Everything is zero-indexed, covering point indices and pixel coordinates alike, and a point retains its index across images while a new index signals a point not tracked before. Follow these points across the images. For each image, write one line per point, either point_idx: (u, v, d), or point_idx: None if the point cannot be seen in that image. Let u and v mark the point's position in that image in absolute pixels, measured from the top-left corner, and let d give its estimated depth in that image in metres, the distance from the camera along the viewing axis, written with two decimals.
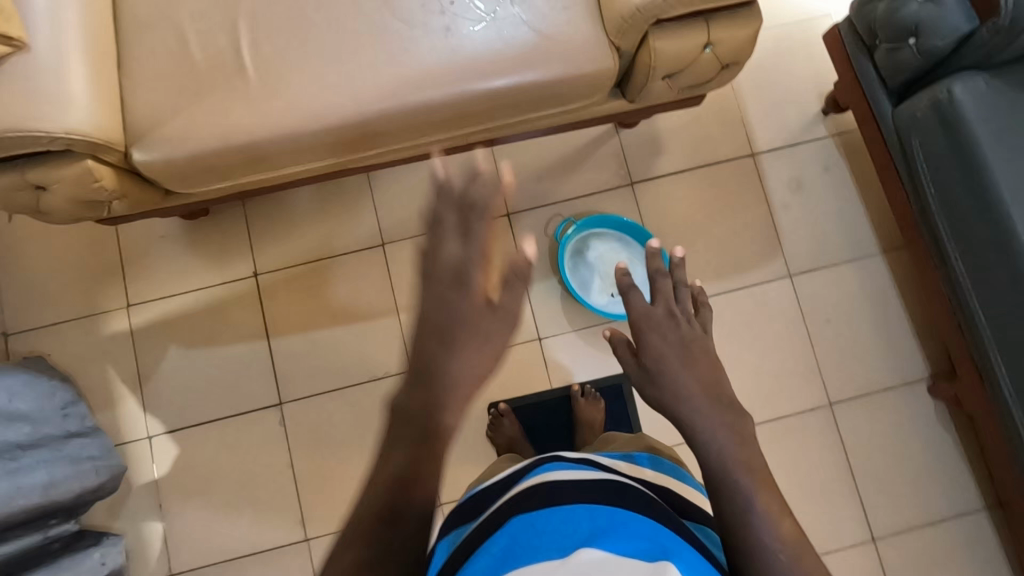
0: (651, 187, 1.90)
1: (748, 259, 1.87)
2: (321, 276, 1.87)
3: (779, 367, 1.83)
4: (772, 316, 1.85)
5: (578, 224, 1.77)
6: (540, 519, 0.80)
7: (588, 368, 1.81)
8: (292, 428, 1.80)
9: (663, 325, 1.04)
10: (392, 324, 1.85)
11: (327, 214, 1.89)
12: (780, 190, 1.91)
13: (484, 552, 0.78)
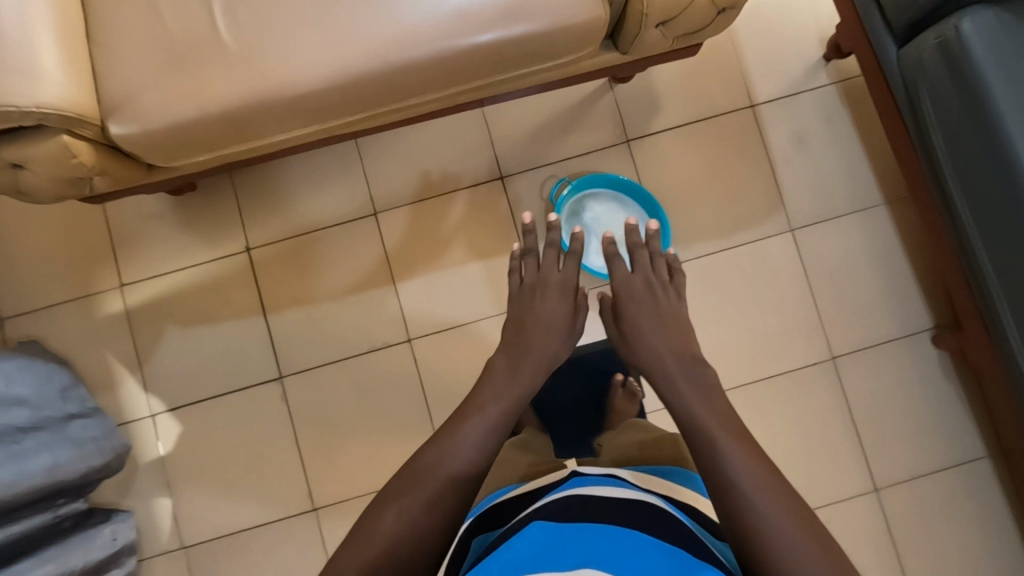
0: (647, 143, 1.85)
1: (748, 215, 1.83)
2: (316, 249, 1.84)
3: (781, 324, 1.81)
4: (773, 272, 1.82)
5: (573, 184, 1.73)
6: (562, 532, 0.90)
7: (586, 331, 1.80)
8: (294, 401, 1.80)
9: (640, 293, 1.39)
10: (389, 294, 1.83)
11: (318, 185, 1.85)
12: (781, 142, 1.86)
13: (511, 548, 0.89)
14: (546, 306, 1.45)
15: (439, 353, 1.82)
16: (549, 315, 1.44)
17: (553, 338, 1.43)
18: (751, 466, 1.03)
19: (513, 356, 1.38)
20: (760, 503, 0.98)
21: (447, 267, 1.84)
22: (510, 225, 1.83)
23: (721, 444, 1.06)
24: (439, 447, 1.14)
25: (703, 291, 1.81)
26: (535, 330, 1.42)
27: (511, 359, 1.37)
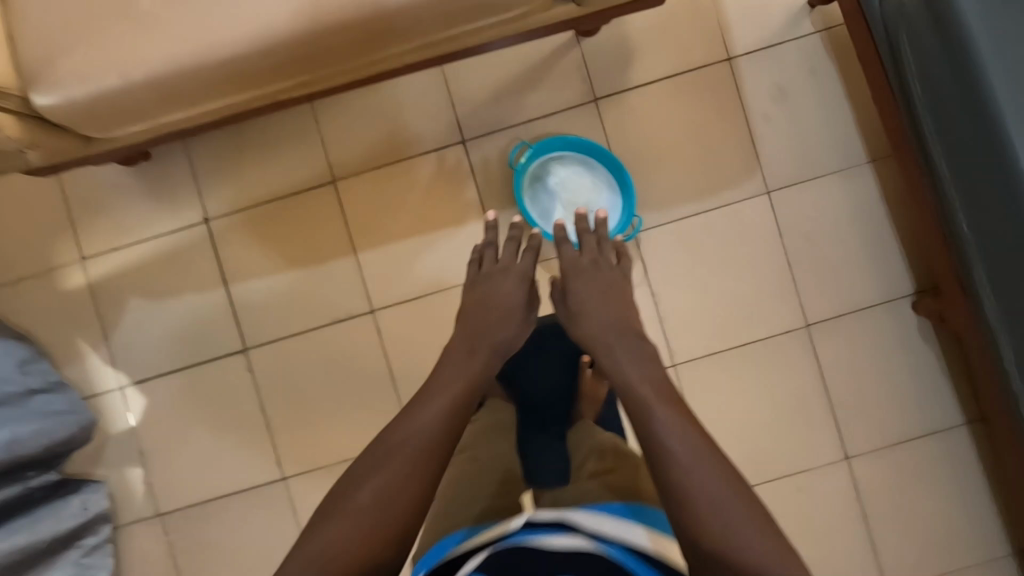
0: (617, 102, 1.75)
1: (723, 177, 1.74)
2: (275, 219, 1.79)
3: (755, 291, 1.75)
4: (748, 237, 1.75)
5: (534, 147, 1.64)
6: None
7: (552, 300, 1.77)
8: (260, 372, 1.80)
9: (587, 271, 1.42)
10: (352, 265, 1.79)
11: (275, 153, 1.79)
12: (760, 98, 1.75)
13: None
14: (502, 291, 1.41)
15: (403, 324, 1.79)
16: (504, 301, 1.40)
17: (511, 323, 1.39)
18: (688, 436, 1.10)
19: (464, 340, 1.34)
20: (696, 468, 1.06)
21: (410, 236, 1.78)
22: (472, 191, 1.77)
23: (660, 414, 1.14)
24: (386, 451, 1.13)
25: (673, 258, 1.75)
26: (489, 316, 1.37)
27: (464, 342, 1.34)
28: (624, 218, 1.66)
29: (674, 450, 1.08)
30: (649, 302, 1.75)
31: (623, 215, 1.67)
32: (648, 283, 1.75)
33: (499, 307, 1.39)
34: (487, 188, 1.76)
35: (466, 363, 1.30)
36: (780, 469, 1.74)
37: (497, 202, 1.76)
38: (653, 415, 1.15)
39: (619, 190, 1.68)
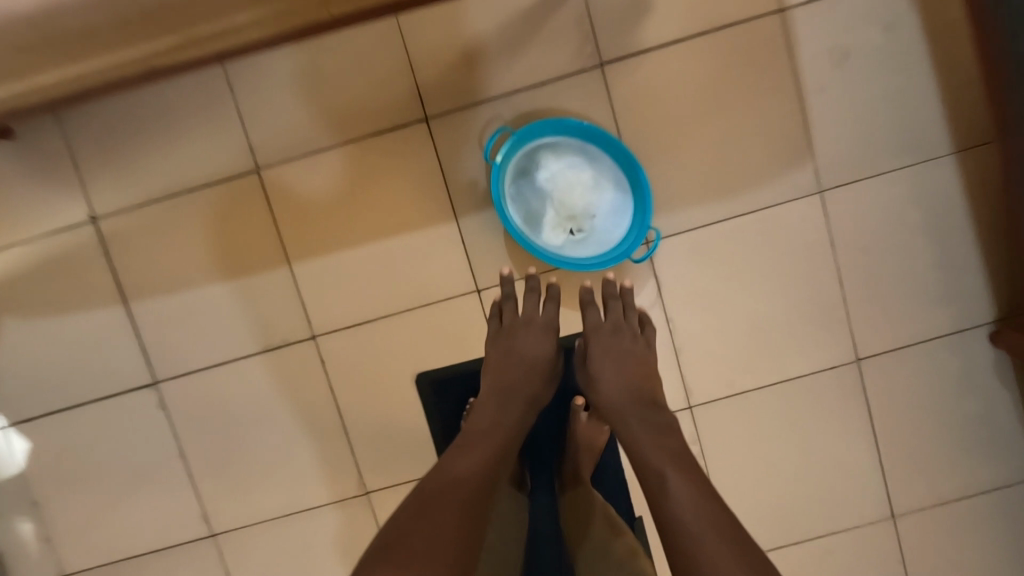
0: (628, 70, 1.32)
1: (763, 170, 1.35)
2: (184, 218, 1.39)
3: (794, 316, 1.39)
4: (791, 249, 1.37)
5: (516, 134, 1.22)
6: None
7: None
8: (175, 410, 1.44)
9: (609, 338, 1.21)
10: (286, 278, 1.40)
11: (178, 130, 1.36)
12: (818, 64, 1.32)
13: None
14: (532, 344, 1.20)
15: (354, 352, 1.43)
16: (532, 355, 1.19)
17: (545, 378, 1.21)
18: (708, 509, 0.89)
19: (502, 387, 1.16)
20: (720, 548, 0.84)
21: (360, 243, 1.39)
22: (438, 186, 1.36)
23: (673, 481, 0.94)
24: (443, 495, 0.94)
25: (695, 275, 1.37)
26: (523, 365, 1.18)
27: (500, 386, 1.16)
28: (635, 229, 1.26)
29: (691, 528, 0.87)
30: (662, 330, 1.39)
31: (634, 225, 1.27)
32: (661, 307, 1.38)
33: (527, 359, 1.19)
34: (457, 181, 1.36)
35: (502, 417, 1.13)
36: (812, 530, 1.44)
37: (470, 200, 1.37)
38: (669, 485, 0.93)
39: (629, 190, 1.28)
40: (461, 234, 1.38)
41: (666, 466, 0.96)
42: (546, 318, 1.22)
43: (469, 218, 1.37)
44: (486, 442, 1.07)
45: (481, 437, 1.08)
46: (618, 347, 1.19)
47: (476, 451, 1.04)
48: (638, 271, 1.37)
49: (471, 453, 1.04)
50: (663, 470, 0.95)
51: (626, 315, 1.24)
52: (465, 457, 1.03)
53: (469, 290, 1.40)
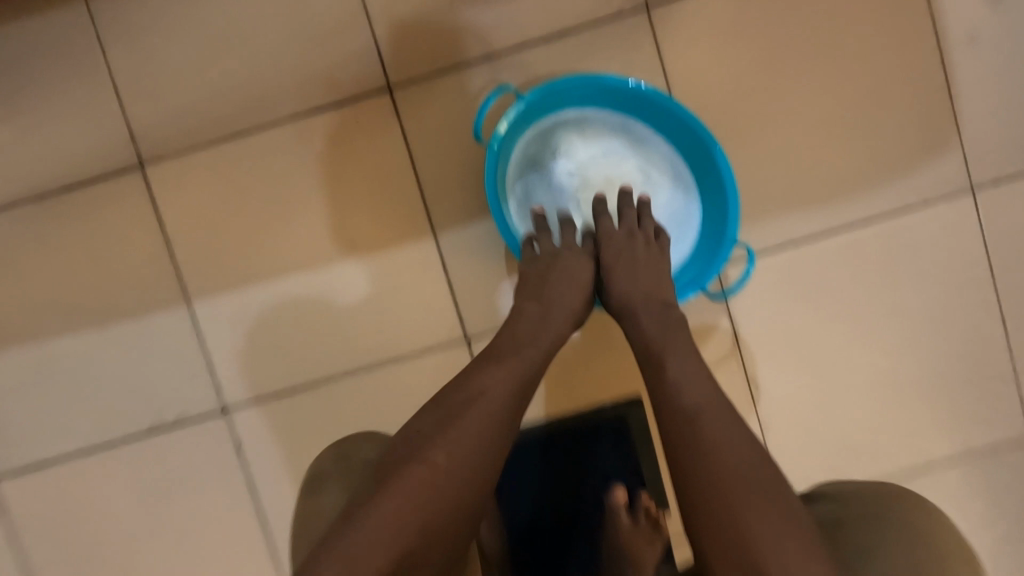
0: (685, 15, 0.90)
1: (885, 159, 0.92)
2: (31, 238, 0.94)
3: (938, 375, 0.94)
4: (931, 276, 0.92)
5: (523, 102, 0.77)
6: None
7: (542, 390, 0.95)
8: (20, 523, 0.97)
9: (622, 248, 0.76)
10: (184, 325, 0.95)
11: (23, 109, 0.92)
12: (964, 7, 0.90)
13: None
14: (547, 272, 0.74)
15: (284, 434, 0.96)
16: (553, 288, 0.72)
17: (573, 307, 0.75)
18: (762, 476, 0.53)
19: (529, 303, 0.71)
20: (787, 535, 0.50)
21: (293, 271, 0.94)
22: (409, 187, 0.93)
23: (702, 428, 0.56)
24: (450, 434, 0.58)
25: (790, 314, 0.93)
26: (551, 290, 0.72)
27: (528, 299, 0.72)
28: (705, 253, 0.83)
29: (740, 504, 0.51)
30: (742, 394, 0.94)
31: (701, 244, 0.84)
32: (739, 359, 0.93)
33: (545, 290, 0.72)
34: (437, 181, 0.93)
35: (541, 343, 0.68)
36: None
37: (455, 208, 0.93)
38: (700, 436, 0.56)
39: (694, 191, 0.85)
40: (443, 255, 0.93)
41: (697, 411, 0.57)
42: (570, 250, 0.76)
43: (455, 235, 0.93)
44: (517, 370, 0.64)
45: (503, 362, 0.65)
46: (632, 256, 0.74)
47: (504, 384, 0.62)
48: (704, 310, 0.93)
49: (494, 385, 0.62)
50: (693, 423, 0.56)
51: (643, 223, 0.78)
52: (486, 387, 0.62)
53: (456, 339, 0.95)
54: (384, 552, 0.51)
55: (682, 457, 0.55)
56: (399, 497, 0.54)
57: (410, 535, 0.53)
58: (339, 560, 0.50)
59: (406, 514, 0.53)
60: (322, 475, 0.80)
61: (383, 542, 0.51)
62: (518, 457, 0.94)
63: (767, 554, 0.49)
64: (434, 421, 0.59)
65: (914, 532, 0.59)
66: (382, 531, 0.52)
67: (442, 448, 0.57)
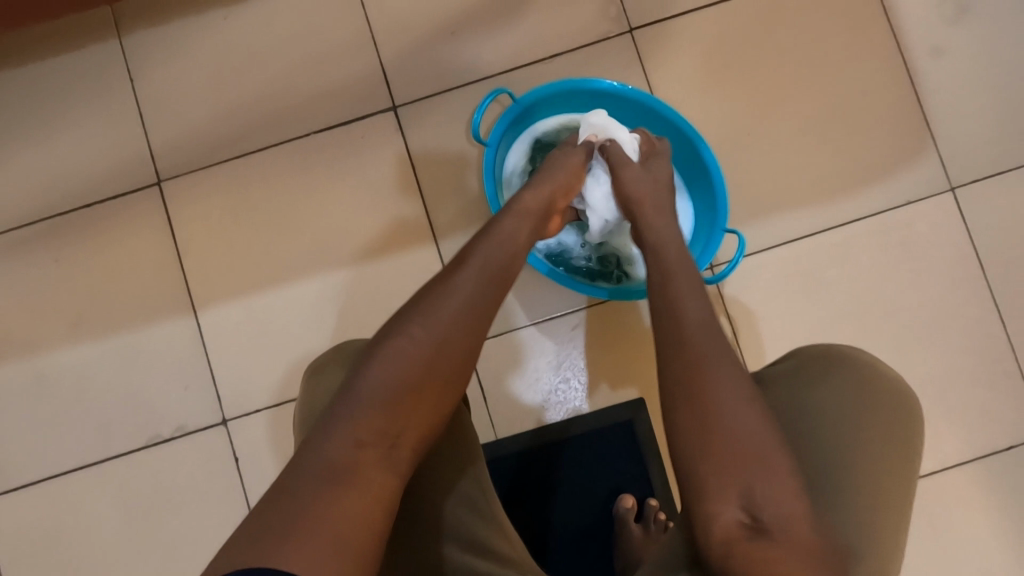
0: (669, 34, 0.98)
1: (868, 161, 0.96)
2: (47, 253, 0.97)
3: (941, 370, 0.93)
4: (922, 272, 0.95)
5: (523, 101, 0.84)
6: None
7: (530, 404, 0.94)
8: (6, 542, 0.94)
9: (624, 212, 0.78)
10: (188, 332, 0.96)
11: (52, 132, 0.98)
12: (924, 24, 0.98)
13: None
14: (538, 189, 0.76)
15: (284, 442, 0.94)
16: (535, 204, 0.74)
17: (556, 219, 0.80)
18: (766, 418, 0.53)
19: (519, 209, 0.72)
20: (782, 467, 0.51)
21: (299, 277, 0.97)
22: (412, 196, 0.97)
23: (707, 363, 0.56)
24: (431, 311, 0.59)
25: (787, 309, 0.94)
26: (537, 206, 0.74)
27: (522, 206, 0.72)
28: (704, 235, 0.87)
29: (744, 440, 0.52)
30: None
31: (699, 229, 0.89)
32: (743, 355, 0.93)
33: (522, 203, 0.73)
34: (441, 187, 0.97)
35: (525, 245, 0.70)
36: None
37: (456, 214, 0.97)
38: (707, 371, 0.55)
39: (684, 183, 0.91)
40: (446, 256, 0.96)
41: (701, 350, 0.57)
42: (564, 167, 0.79)
43: (456, 240, 0.96)
44: (496, 256, 0.65)
45: (482, 252, 0.65)
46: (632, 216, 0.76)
47: (481, 267, 0.63)
48: None
49: (473, 270, 0.63)
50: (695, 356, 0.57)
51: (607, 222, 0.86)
52: (465, 272, 0.62)
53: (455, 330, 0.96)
54: (380, 417, 0.53)
55: (686, 388, 0.56)
56: (384, 366, 0.55)
57: (401, 402, 0.54)
58: (337, 427, 0.53)
59: (394, 380, 0.55)
60: (321, 362, 0.69)
61: (378, 407, 0.54)
62: (519, 459, 0.92)
63: (760, 478, 0.51)
64: (414, 304, 0.60)
65: (871, 379, 0.60)
66: (375, 397, 0.54)
67: (420, 324, 0.58)
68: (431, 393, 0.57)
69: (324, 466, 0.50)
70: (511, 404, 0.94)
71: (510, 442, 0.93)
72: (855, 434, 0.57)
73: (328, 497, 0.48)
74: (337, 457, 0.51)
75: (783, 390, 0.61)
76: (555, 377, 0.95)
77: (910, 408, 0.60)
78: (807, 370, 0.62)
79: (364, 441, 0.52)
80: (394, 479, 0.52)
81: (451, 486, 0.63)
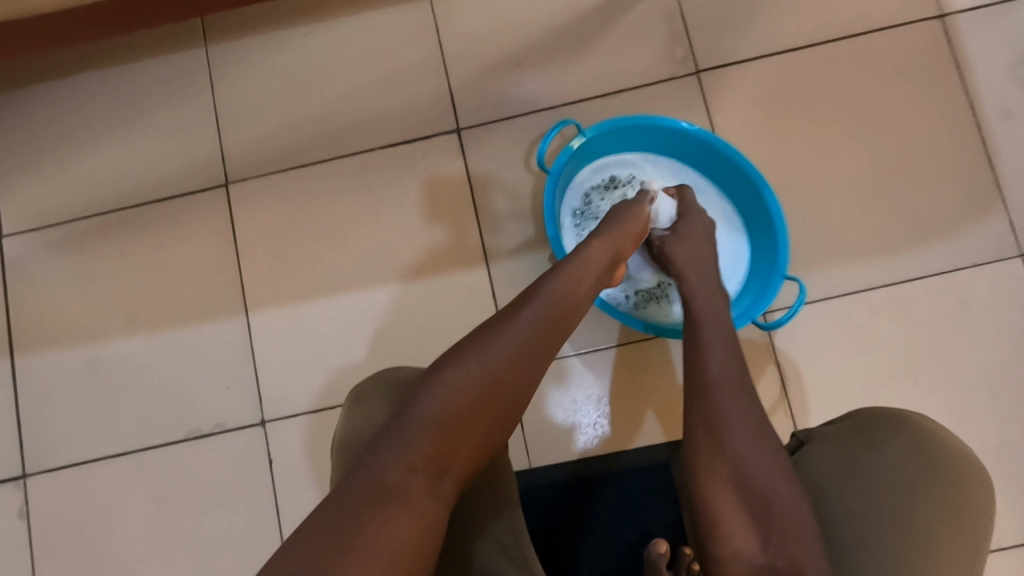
0: (732, 79, 0.99)
1: (931, 220, 0.94)
2: (115, 244, 1.01)
3: (1002, 443, 0.89)
4: (987, 338, 0.91)
5: (587, 134, 0.84)
6: None
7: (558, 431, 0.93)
8: (41, 524, 0.95)
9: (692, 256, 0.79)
10: (236, 332, 0.98)
11: (133, 129, 1.03)
12: (997, 84, 0.97)
13: None
14: (606, 239, 0.74)
15: (317, 448, 0.95)
16: (602, 254, 0.72)
17: (620, 269, 0.77)
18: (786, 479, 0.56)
19: (583, 256, 0.70)
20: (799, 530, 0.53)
21: (349, 287, 0.98)
22: (467, 217, 0.98)
23: (724, 403, 0.60)
24: (492, 343, 0.59)
25: (841, 363, 0.91)
26: (601, 252, 0.73)
27: (587, 253, 0.71)
28: (756, 288, 0.86)
29: (762, 478, 0.56)
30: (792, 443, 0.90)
31: (752, 279, 0.88)
32: (790, 407, 0.91)
33: (588, 252, 0.71)
34: (494, 210, 0.98)
35: (590, 288, 0.68)
36: None
37: (508, 239, 0.98)
38: (715, 396, 0.61)
39: (743, 227, 0.90)
40: (495, 279, 0.97)
41: (718, 385, 0.62)
42: (636, 220, 0.78)
43: (507, 263, 0.97)
44: (559, 294, 0.64)
45: (542, 290, 0.64)
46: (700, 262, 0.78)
47: (544, 305, 0.62)
48: (751, 352, 0.92)
49: (537, 308, 0.62)
50: (712, 388, 0.62)
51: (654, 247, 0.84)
52: (527, 309, 0.62)
53: None
54: (435, 440, 0.54)
55: (705, 425, 0.60)
56: (443, 392, 0.56)
57: (456, 428, 0.55)
58: (391, 446, 0.53)
59: (449, 405, 0.55)
60: (362, 391, 0.70)
61: (433, 431, 0.54)
62: (548, 495, 0.90)
63: (780, 527, 0.53)
64: (478, 335, 0.60)
65: (929, 441, 0.60)
66: (429, 422, 0.54)
67: (480, 357, 0.58)
68: (482, 426, 0.56)
69: (377, 481, 0.51)
70: (547, 435, 0.93)
71: (544, 473, 0.91)
72: (906, 492, 0.58)
73: (381, 514, 0.49)
74: (391, 473, 0.51)
75: (836, 443, 0.63)
76: (590, 408, 0.93)
77: (986, 492, 0.58)
78: (867, 429, 0.63)
79: (416, 463, 0.52)
80: (440, 505, 0.52)
81: (484, 524, 0.63)
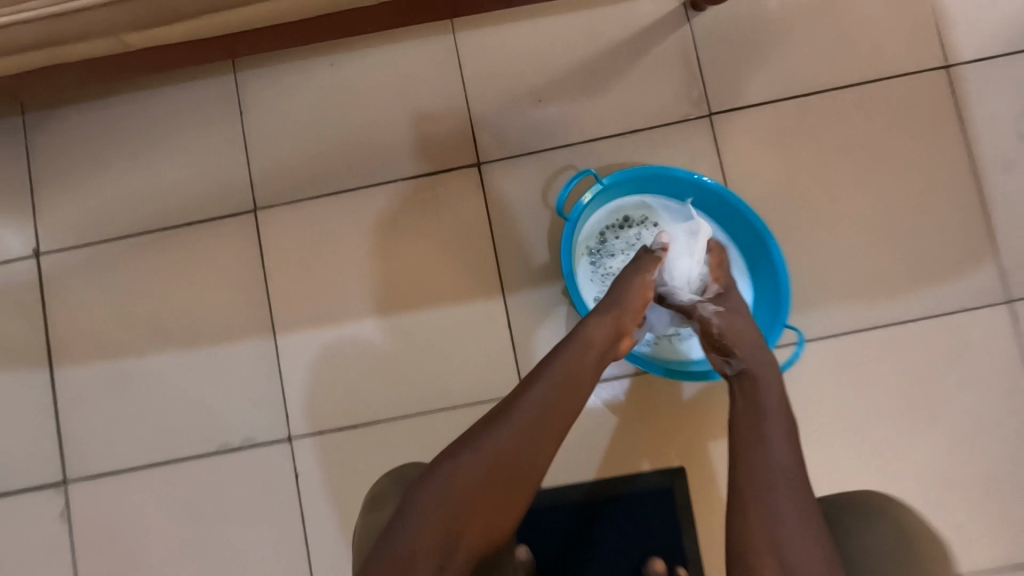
0: (744, 122, 1.02)
1: (927, 265, 0.99)
2: (148, 263, 1.06)
3: (980, 478, 0.96)
4: (972, 380, 0.97)
5: (605, 183, 0.89)
6: None
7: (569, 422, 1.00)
8: (81, 526, 1.02)
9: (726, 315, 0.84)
10: (264, 351, 1.04)
11: (165, 153, 1.07)
12: (998, 135, 1.01)
13: None
14: (605, 312, 0.79)
15: (340, 464, 1.01)
16: (602, 331, 0.77)
17: (626, 340, 0.81)
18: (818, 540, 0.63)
19: (584, 337, 0.75)
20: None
21: (371, 312, 1.03)
22: (485, 248, 1.03)
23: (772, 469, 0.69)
24: (489, 434, 0.66)
25: (834, 400, 0.97)
26: (604, 330, 0.77)
27: (586, 332, 0.76)
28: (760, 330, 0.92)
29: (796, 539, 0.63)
30: None
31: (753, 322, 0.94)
32: None
33: (587, 330, 0.76)
34: (512, 243, 1.03)
35: (591, 369, 0.74)
36: None
37: (525, 271, 1.03)
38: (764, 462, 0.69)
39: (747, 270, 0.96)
40: (511, 309, 1.02)
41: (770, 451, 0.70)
42: (638, 288, 0.82)
43: (522, 294, 1.02)
44: (556, 380, 0.70)
45: (538, 379, 0.71)
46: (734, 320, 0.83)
47: (539, 393, 0.69)
48: None
49: (533, 396, 0.69)
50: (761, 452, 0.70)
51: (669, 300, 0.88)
52: (524, 399, 0.69)
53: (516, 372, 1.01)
54: (440, 521, 0.61)
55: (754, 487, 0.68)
56: (445, 479, 0.63)
57: (459, 509, 0.62)
58: (402, 528, 0.61)
59: (451, 489, 0.63)
60: (379, 496, 0.78)
61: (439, 513, 0.62)
62: (555, 515, 0.97)
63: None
64: (478, 427, 0.68)
65: None
66: (434, 506, 0.62)
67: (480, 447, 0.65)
68: (485, 506, 0.63)
69: (390, 559, 0.59)
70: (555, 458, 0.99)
71: (552, 493, 0.98)
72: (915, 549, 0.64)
73: None
74: (401, 552, 0.59)
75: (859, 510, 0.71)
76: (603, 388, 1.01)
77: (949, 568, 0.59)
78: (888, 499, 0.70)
79: (424, 543, 0.60)
80: None
81: None
